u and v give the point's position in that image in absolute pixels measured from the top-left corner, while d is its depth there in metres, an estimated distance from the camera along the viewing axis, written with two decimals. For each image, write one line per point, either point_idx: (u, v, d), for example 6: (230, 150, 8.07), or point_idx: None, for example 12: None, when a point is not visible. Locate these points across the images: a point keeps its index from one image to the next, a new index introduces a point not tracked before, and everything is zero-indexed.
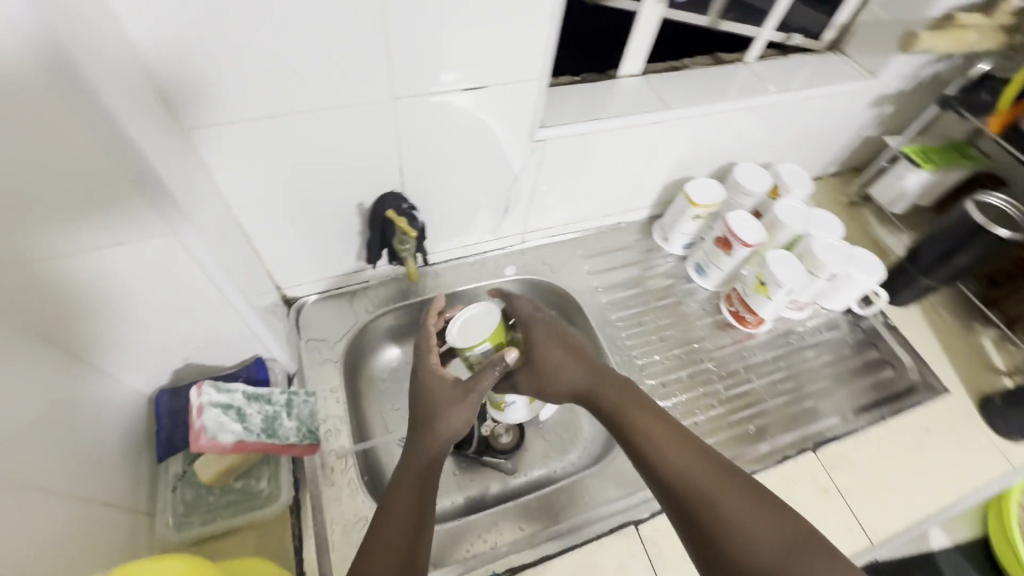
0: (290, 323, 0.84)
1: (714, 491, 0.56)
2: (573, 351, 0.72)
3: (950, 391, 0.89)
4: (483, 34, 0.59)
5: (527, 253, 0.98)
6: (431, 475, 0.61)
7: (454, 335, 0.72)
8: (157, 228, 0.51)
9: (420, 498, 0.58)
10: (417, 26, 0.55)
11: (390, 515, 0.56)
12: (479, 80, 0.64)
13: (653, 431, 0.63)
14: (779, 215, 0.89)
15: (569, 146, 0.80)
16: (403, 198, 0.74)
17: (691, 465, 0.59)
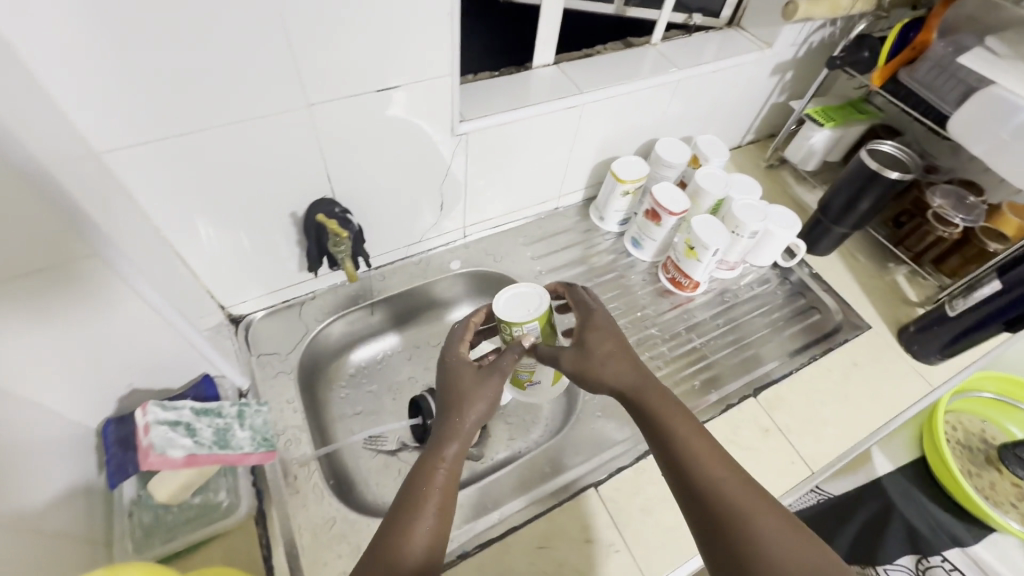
0: (238, 340, 0.84)
1: (744, 510, 0.54)
2: (623, 348, 0.71)
3: (871, 326, 0.97)
4: (388, 35, 0.62)
5: (471, 247, 1.01)
6: (454, 482, 0.61)
7: (502, 309, 0.76)
8: (76, 253, 0.51)
9: (443, 505, 0.58)
10: (322, 32, 0.58)
11: (416, 529, 0.55)
12: (391, 80, 0.66)
13: (694, 438, 0.61)
14: (700, 184, 0.95)
15: (494, 137, 0.84)
16: (335, 203, 0.76)
17: (726, 477, 0.57)
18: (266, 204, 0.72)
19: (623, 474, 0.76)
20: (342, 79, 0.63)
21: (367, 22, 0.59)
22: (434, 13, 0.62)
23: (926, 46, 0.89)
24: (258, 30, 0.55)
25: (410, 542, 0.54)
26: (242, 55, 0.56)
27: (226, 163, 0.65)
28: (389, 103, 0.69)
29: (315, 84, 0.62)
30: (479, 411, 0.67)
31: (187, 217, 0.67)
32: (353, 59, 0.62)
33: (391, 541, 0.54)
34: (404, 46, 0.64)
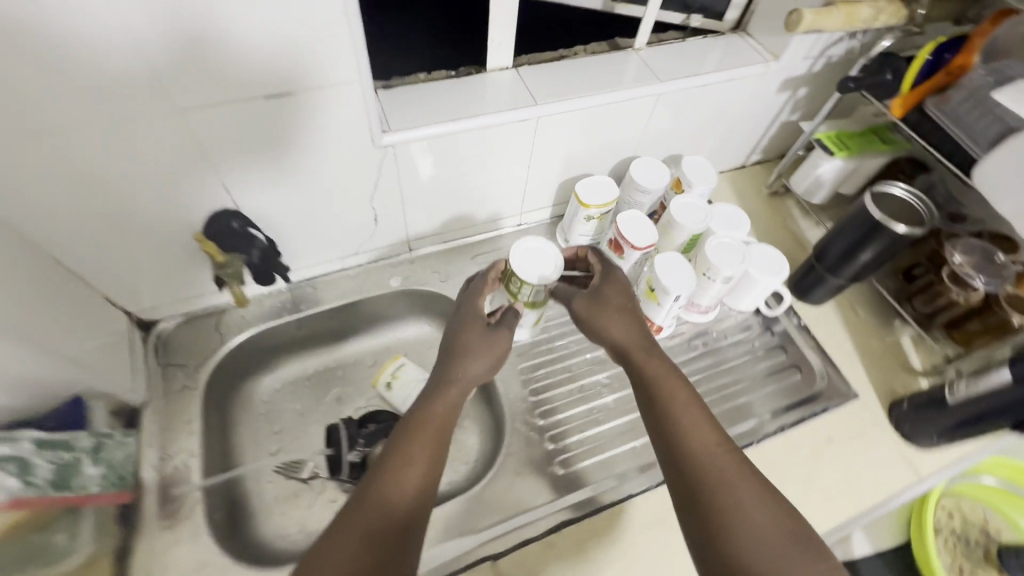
0: (146, 349, 0.78)
1: (723, 475, 0.57)
2: (630, 310, 0.77)
3: (858, 395, 0.83)
4: (270, 34, 0.52)
5: (416, 263, 0.92)
6: (446, 431, 0.65)
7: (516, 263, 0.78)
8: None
9: (433, 451, 0.62)
10: (184, 29, 0.49)
11: (409, 460, 0.60)
12: (284, 85, 0.58)
13: (682, 404, 0.65)
14: (671, 215, 0.84)
15: (429, 150, 0.73)
16: (234, 216, 0.67)
17: (706, 439, 0.61)
18: (160, 213, 0.65)
19: (531, 546, 0.68)
20: (223, 83, 0.55)
21: (241, 18, 0.50)
22: (326, 10, 0.53)
23: (965, 70, 0.73)
24: (97, 23, 0.46)
25: (401, 477, 0.58)
26: (87, 51, 0.47)
27: (98, 170, 0.57)
28: (288, 110, 0.60)
29: (189, 87, 0.54)
30: (481, 368, 0.74)
31: (63, 226, 0.60)
32: (231, 60, 0.53)
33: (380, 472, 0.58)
34: (294, 47, 0.55)
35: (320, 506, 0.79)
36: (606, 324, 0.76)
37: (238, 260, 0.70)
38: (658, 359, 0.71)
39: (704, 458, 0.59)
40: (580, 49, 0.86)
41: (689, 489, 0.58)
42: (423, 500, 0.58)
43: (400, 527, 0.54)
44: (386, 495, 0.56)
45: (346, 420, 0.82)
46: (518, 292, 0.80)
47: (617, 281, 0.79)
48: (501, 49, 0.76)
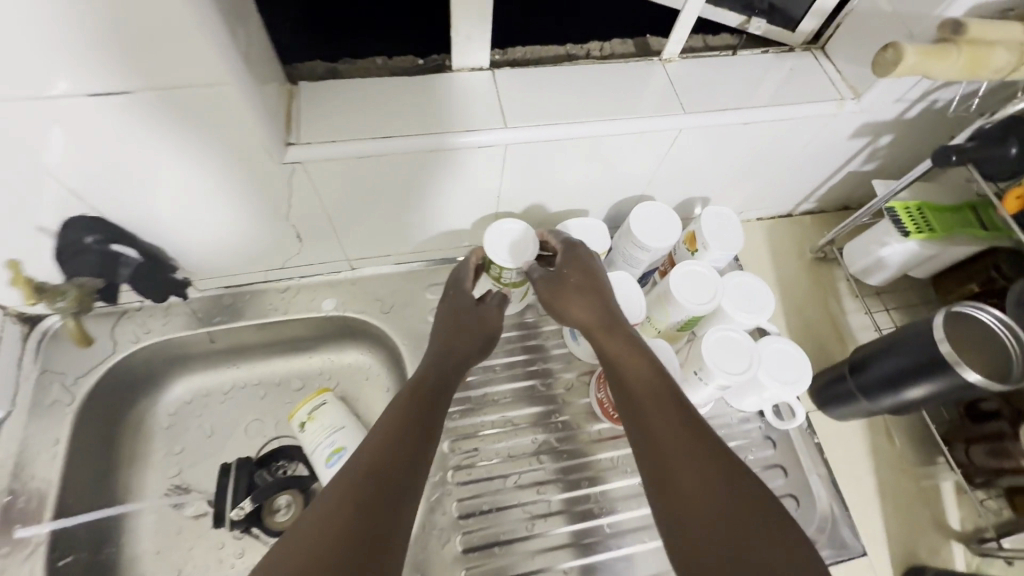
0: (24, 348, 0.68)
1: (711, 474, 0.46)
2: (593, 287, 0.62)
3: (866, 553, 0.65)
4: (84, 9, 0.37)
5: (358, 284, 0.78)
6: (435, 400, 0.59)
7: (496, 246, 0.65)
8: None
9: (419, 422, 0.55)
10: None
11: (384, 431, 0.53)
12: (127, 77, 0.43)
13: (657, 394, 0.53)
14: (671, 288, 0.65)
15: (355, 169, 0.57)
16: (86, 230, 0.55)
17: (673, 436, 0.49)
18: None
19: None
20: None
21: None
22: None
23: None
24: None
25: (368, 449, 0.51)
26: None
27: None
28: (141, 107, 0.45)
29: None
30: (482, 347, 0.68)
31: None
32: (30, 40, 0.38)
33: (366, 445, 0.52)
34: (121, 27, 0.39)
35: (200, 553, 0.70)
36: (564, 308, 0.62)
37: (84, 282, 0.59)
38: (626, 337, 0.58)
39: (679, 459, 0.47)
40: (590, 48, 0.65)
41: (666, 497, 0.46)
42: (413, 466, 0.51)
43: (381, 499, 0.47)
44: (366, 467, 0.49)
45: (238, 461, 0.73)
46: (500, 276, 0.68)
47: (579, 256, 0.64)
48: (470, 43, 0.57)
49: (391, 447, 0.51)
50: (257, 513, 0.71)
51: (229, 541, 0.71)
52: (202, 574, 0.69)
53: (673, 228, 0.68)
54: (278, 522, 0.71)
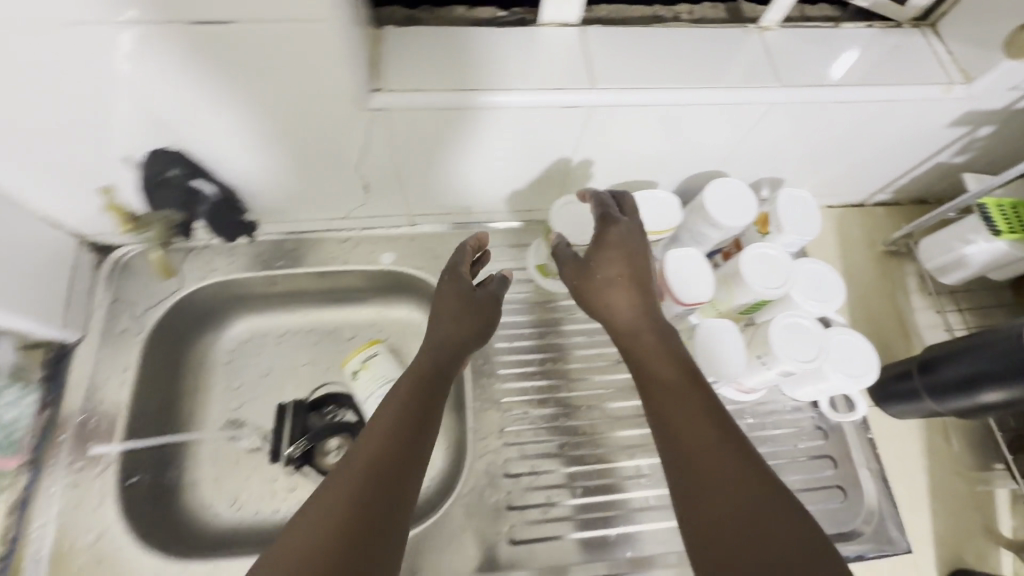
0: (96, 277, 0.70)
1: (743, 481, 0.44)
2: (635, 276, 0.57)
3: (909, 551, 0.65)
4: None
5: (416, 241, 0.78)
6: (434, 383, 0.56)
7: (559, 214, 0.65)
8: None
9: (416, 410, 0.52)
10: None
11: (379, 426, 0.50)
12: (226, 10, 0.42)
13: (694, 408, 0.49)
14: (742, 268, 0.63)
15: (434, 121, 0.55)
16: (170, 162, 0.55)
17: (717, 457, 0.45)
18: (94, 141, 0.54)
19: None
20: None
21: None
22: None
23: None
24: None
25: (365, 446, 0.48)
26: None
27: None
28: (235, 41, 0.45)
29: None
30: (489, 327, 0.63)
31: None
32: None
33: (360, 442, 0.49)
34: None
35: (255, 483, 0.72)
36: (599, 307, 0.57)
37: (168, 217, 0.60)
38: (652, 332, 0.54)
39: (705, 467, 0.45)
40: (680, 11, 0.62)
41: (694, 504, 0.44)
42: (412, 456, 0.48)
43: (384, 500, 0.44)
44: (366, 466, 0.46)
45: (296, 402, 0.75)
46: (560, 248, 0.68)
47: (612, 240, 0.58)
48: None
49: (386, 442, 0.48)
50: (311, 453, 0.72)
51: (281, 475, 0.73)
52: (258, 502, 0.71)
53: (748, 207, 0.66)
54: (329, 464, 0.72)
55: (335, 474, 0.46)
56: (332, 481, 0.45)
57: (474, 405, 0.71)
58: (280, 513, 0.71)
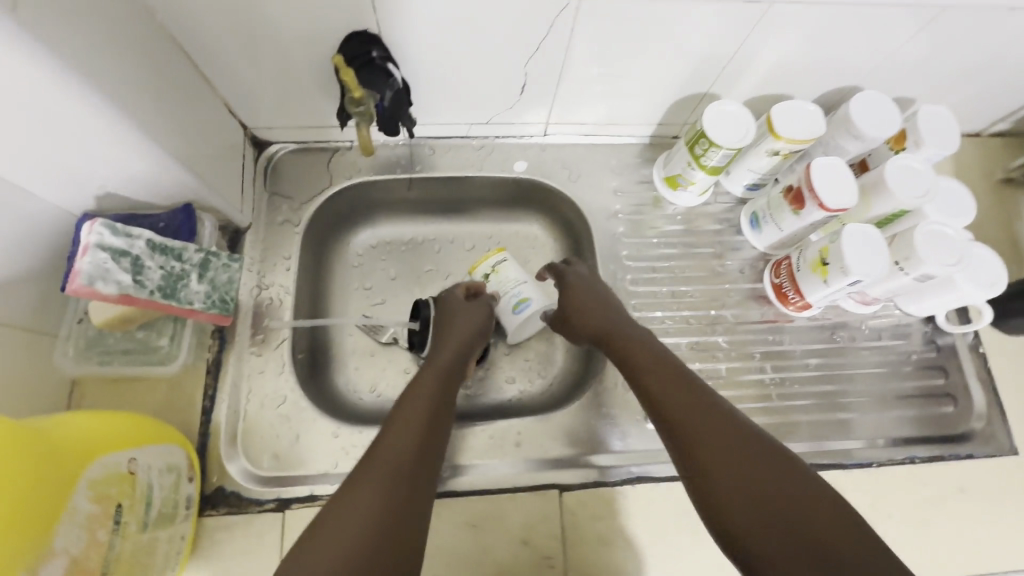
0: (256, 169, 0.74)
1: (719, 426, 0.50)
2: (602, 299, 0.69)
3: (1016, 453, 0.70)
4: None
5: (546, 151, 0.81)
6: (448, 385, 0.62)
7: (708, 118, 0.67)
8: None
9: (436, 404, 0.58)
10: None
11: (404, 419, 0.55)
12: None
13: (686, 393, 0.54)
14: (887, 179, 0.66)
15: (616, 11, 0.57)
16: (373, 45, 0.58)
17: (711, 426, 0.50)
18: (296, 20, 0.57)
19: (598, 490, 0.65)
20: None
21: None
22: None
23: None
24: None
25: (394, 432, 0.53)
26: None
27: None
28: None
29: None
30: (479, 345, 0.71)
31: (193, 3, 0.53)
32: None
33: (389, 430, 0.53)
34: None
35: (392, 373, 0.78)
36: (575, 315, 0.69)
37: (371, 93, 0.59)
38: (642, 344, 0.62)
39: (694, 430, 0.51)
40: None
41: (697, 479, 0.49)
42: (433, 442, 0.54)
43: (412, 478, 0.50)
44: (399, 451, 0.51)
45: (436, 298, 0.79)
46: (703, 156, 0.70)
47: (576, 281, 0.70)
48: None
49: (414, 430, 0.53)
50: None
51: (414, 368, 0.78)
52: (396, 391, 0.77)
53: (893, 120, 0.68)
54: None
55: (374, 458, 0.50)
56: (372, 464, 0.49)
57: None
58: None
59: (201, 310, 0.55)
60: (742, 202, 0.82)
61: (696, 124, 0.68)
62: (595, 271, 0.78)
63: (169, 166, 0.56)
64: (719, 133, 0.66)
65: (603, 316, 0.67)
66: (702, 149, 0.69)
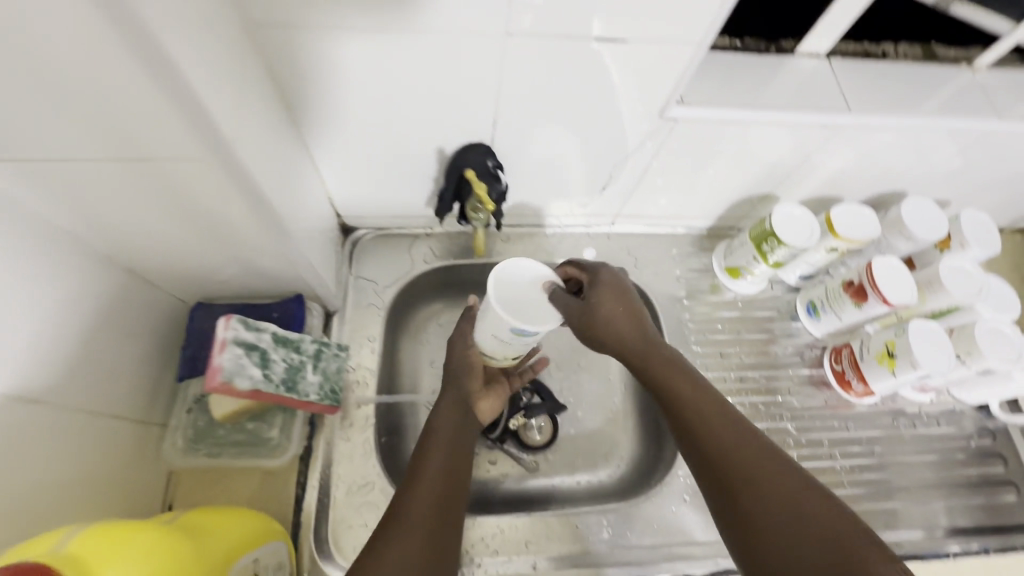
0: (342, 255, 0.78)
1: (753, 457, 0.48)
2: (630, 309, 0.58)
3: None
4: None
5: (612, 239, 0.86)
6: (460, 440, 0.62)
7: (780, 215, 0.74)
8: (206, 172, 0.42)
9: (451, 464, 0.59)
10: None
11: (425, 481, 0.56)
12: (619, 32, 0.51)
13: (718, 413, 0.52)
14: (945, 280, 0.72)
15: (701, 131, 0.64)
16: (489, 155, 0.64)
17: (741, 452, 0.49)
18: (416, 133, 0.62)
19: None
20: (557, 20, 0.48)
21: None
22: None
23: None
24: None
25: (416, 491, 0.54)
26: None
27: (381, 75, 0.53)
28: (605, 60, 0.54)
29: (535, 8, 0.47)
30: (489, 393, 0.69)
31: (328, 119, 0.58)
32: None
33: (410, 492, 0.54)
34: None
35: None
36: (595, 331, 0.57)
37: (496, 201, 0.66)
38: (658, 347, 0.57)
39: (742, 469, 0.48)
40: (886, 49, 0.71)
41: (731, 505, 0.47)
42: (454, 503, 0.56)
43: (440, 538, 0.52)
44: (424, 514, 0.52)
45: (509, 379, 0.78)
46: (770, 253, 0.76)
47: (603, 278, 0.58)
48: (827, 32, 0.63)
49: (434, 494, 0.55)
50: (517, 431, 0.79)
51: (483, 449, 0.79)
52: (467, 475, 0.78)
53: (941, 223, 0.74)
54: (534, 440, 0.79)
55: (395, 521, 0.51)
56: (390, 530, 0.50)
57: None
58: (485, 481, 0.78)
59: (321, 402, 0.57)
60: (795, 289, 0.86)
61: (764, 224, 0.75)
62: None
63: (298, 275, 0.60)
64: (787, 232, 0.73)
65: (627, 321, 0.57)
66: (770, 247, 0.75)
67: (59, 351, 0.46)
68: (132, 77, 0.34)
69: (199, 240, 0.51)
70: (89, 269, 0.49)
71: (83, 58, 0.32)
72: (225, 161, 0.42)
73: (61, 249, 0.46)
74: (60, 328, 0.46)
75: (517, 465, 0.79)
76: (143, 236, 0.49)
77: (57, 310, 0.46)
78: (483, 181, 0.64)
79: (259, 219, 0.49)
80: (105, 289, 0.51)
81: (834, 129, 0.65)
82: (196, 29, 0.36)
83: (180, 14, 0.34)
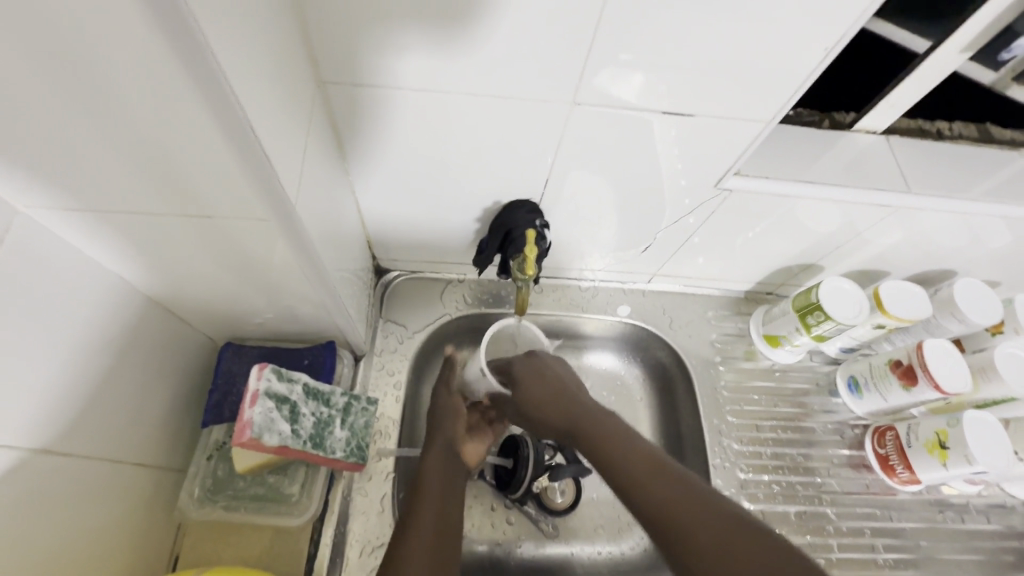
0: (373, 296, 0.76)
1: (682, 498, 0.51)
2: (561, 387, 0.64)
3: None
4: (693, 51, 0.45)
5: (647, 296, 0.84)
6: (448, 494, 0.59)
7: (826, 290, 0.72)
8: (265, 232, 0.42)
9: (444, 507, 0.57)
10: (617, 29, 0.43)
11: (418, 533, 0.53)
12: (684, 104, 0.51)
13: (655, 465, 0.54)
14: (1000, 369, 0.69)
15: (753, 200, 0.63)
16: (537, 213, 0.63)
17: (669, 492, 0.51)
18: (464, 188, 0.62)
19: None
20: (620, 81, 0.48)
21: (714, 23, 0.43)
22: (814, 41, 0.45)
23: None
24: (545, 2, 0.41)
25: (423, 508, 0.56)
26: (542, 20, 0.43)
27: (438, 130, 0.53)
28: (666, 128, 0.54)
29: (601, 75, 0.48)
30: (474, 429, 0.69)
31: (379, 167, 0.58)
32: (667, 63, 0.46)
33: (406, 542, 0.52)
34: (703, 67, 0.47)
35: (477, 513, 0.75)
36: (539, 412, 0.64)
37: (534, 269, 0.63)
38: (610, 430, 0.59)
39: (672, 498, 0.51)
40: (939, 126, 0.69)
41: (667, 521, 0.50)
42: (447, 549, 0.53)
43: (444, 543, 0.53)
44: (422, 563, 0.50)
45: (534, 435, 0.73)
46: (815, 325, 0.73)
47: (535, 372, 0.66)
48: (889, 110, 0.63)
49: (430, 533, 0.54)
50: (539, 493, 0.74)
51: (501, 506, 0.76)
52: (485, 534, 0.74)
53: (995, 309, 0.71)
54: (556, 503, 0.75)
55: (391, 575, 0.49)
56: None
57: (711, 460, 0.75)
58: (501, 545, 0.74)
59: (348, 459, 0.58)
60: (834, 361, 0.83)
61: (810, 296, 0.73)
62: (695, 423, 0.78)
63: (333, 322, 0.59)
64: (832, 306, 0.71)
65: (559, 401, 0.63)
66: (816, 320, 0.73)
67: (90, 402, 0.45)
68: (209, 142, 0.33)
69: (244, 288, 0.51)
70: (128, 315, 0.48)
71: (160, 120, 0.32)
72: (287, 217, 0.41)
73: (102, 294, 0.45)
74: (92, 374, 0.45)
75: (536, 529, 0.75)
76: (185, 277, 0.48)
77: (92, 355, 0.45)
78: (534, 248, 0.61)
79: (307, 274, 0.49)
80: (140, 332, 0.50)
81: (892, 208, 0.63)
82: (267, 88, 0.37)
83: (255, 74, 0.35)
